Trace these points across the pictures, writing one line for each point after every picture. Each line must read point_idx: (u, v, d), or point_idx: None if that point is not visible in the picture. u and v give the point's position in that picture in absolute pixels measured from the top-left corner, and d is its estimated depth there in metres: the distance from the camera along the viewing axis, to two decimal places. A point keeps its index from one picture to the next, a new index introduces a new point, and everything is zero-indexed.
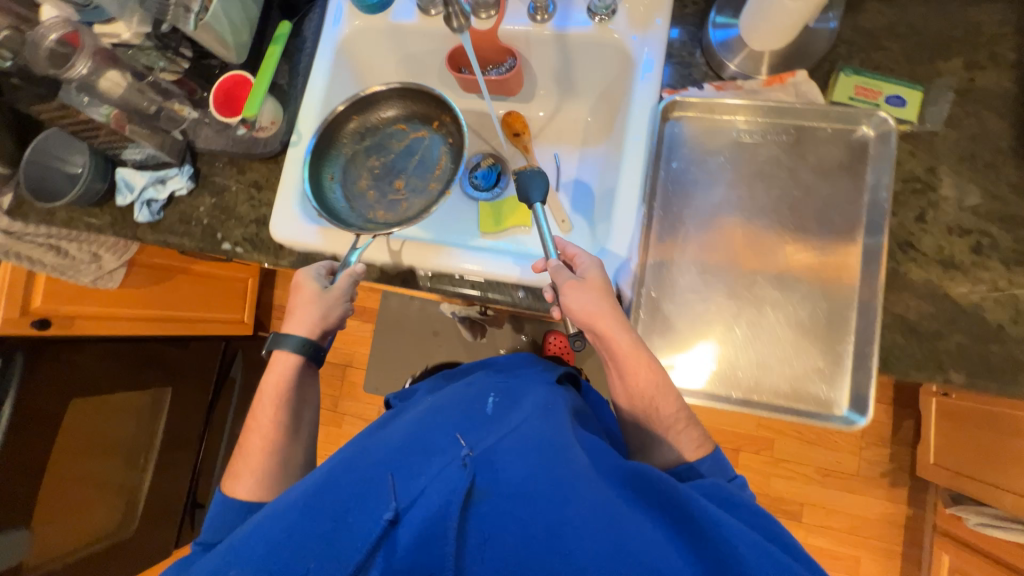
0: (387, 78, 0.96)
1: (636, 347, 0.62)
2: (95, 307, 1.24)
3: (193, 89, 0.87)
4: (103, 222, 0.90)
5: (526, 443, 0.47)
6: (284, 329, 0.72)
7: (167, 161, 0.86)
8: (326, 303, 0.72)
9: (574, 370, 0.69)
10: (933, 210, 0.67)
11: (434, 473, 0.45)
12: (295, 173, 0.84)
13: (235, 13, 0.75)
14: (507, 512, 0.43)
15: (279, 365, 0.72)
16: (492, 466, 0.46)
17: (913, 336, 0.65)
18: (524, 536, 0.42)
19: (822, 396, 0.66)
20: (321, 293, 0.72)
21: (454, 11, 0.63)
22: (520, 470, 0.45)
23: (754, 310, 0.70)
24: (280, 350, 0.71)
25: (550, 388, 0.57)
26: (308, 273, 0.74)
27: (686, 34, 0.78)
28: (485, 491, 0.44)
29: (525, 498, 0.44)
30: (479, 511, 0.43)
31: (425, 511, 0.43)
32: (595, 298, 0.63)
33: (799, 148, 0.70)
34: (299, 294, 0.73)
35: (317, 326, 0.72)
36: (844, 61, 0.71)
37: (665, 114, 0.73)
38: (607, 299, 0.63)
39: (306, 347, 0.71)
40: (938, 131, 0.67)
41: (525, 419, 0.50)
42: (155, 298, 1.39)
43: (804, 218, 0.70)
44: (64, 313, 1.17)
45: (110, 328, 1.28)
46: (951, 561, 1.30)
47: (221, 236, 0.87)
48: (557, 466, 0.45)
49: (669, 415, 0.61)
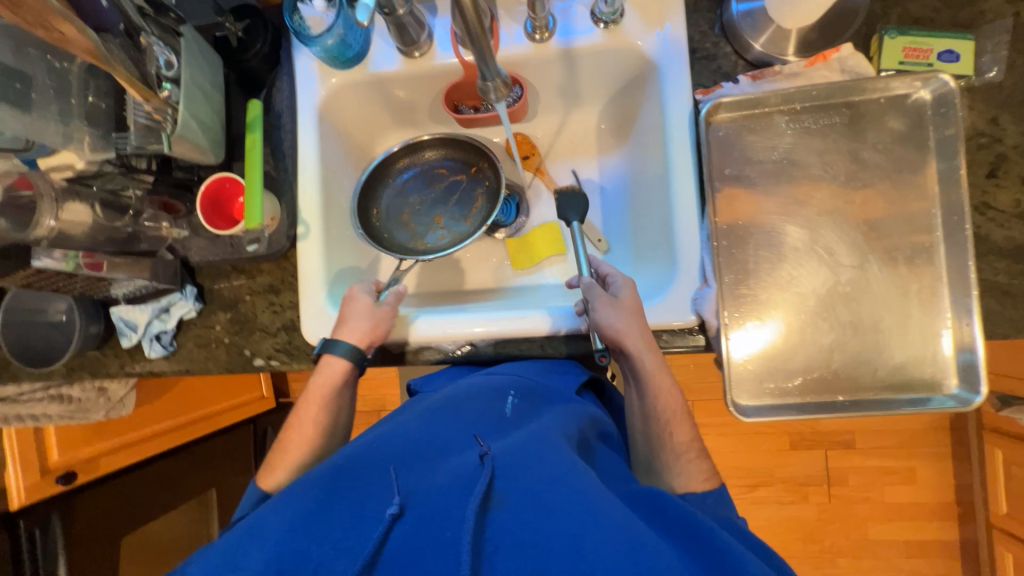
0: (379, 131, 0.88)
1: (660, 370, 0.66)
2: (118, 438, 1.17)
3: (175, 205, 0.74)
4: (111, 366, 0.81)
5: (539, 447, 0.53)
6: (334, 334, 0.71)
7: (165, 289, 0.76)
8: (379, 317, 0.71)
9: (587, 389, 0.73)
10: (1003, 164, 0.64)
11: (456, 471, 0.50)
12: (314, 268, 0.76)
13: (204, 110, 0.65)
14: (523, 517, 0.45)
15: (327, 369, 0.70)
16: (508, 468, 0.50)
17: (1007, 298, 0.63)
18: (537, 542, 0.43)
19: (931, 379, 0.64)
20: (372, 308, 0.72)
21: (494, 85, 0.59)
22: (534, 473, 0.49)
23: (843, 305, 0.66)
24: (331, 355, 0.69)
25: (560, 404, 0.65)
26: (360, 288, 0.73)
27: (705, 25, 0.72)
28: (501, 496, 0.47)
29: (540, 496, 0.46)
30: (495, 515, 0.45)
31: (440, 507, 0.46)
32: (625, 313, 0.66)
33: (854, 127, 0.66)
34: (350, 306, 0.72)
35: (368, 336, 0.70)
36: (881, 22, 0.66)
37: (708, 119, 0.68)
38: (635, 317, 0.67)
39: (358, 355, 0.70)
40: (993, 78, 0.64)
41: (541, 432, 0.55)
42: (175, 408, 1.28)
43: (873, 198, 0.66)
44: (84, 458, 1.10)
45: (139, 452, 1.21)
46: (1004, 455, 1.33)
47: (250, 351, 0.78)
48: (571, 469, 0.49)
49: (682, 442, 0.65)
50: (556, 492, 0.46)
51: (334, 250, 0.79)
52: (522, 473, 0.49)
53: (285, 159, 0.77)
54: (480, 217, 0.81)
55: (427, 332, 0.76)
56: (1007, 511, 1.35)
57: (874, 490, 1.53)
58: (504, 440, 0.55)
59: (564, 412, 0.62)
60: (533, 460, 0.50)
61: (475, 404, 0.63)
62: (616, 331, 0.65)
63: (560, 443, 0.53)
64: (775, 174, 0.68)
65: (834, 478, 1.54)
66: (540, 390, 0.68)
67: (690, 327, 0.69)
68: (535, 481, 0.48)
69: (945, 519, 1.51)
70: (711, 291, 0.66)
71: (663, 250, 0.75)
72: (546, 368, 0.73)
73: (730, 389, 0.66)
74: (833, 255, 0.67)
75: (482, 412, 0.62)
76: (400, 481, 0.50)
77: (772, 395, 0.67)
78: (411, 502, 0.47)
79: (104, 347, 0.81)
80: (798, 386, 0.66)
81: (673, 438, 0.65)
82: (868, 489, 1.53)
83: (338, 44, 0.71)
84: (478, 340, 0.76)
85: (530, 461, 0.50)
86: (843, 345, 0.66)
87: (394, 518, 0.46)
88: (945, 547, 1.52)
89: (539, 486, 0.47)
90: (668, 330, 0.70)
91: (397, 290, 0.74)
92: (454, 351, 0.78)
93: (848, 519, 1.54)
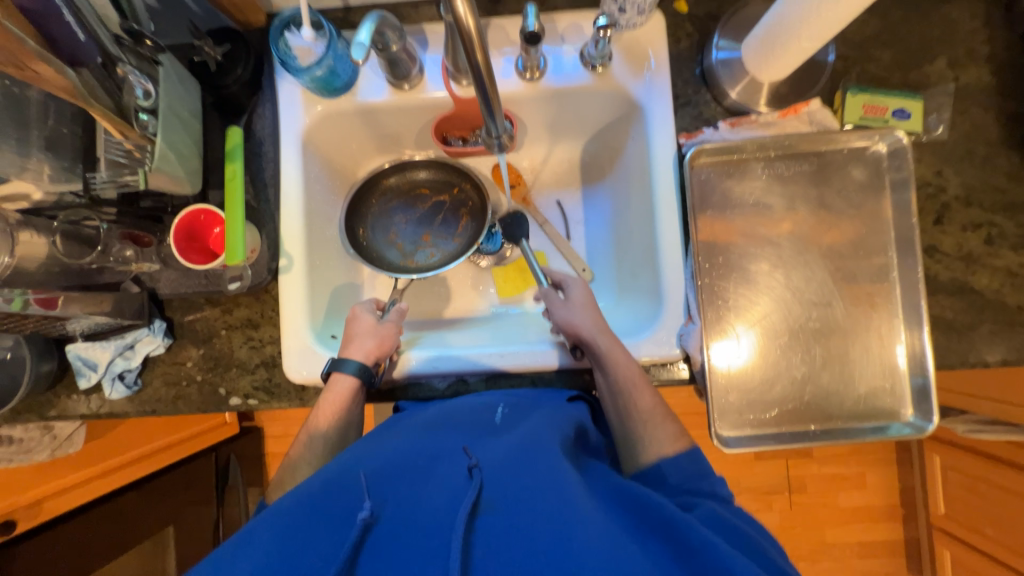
0: (360, 157, 0.86)
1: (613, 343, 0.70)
2: (65, 478, 1.07)
3: (149, 239, 0.70)
4: (65, 406, 0.74)
5: (528, 456, 0.55)
6: (341, 353, 0.71)
7: (131, 324, 0.71)
8: (384, 333, 0.72)
9: (574, 394, 0.74)
10: (947, 212, 0.71)
11: (447, 484, 0.52)
12: (297, 303, 0.73)
13: (182, 139, 0.62)
14: (509, 523, 0.48)
15: (337, 388, 0.69)
16: (496, 478, 0.52)
17: (953, 333, 0.70)
18: (524, 549, 0.46)
19: (891, 407, 0.70)
20: (376, 325, 0.73)
21: (501, 139, 0.58)
22: (522, 482, 0.51)
23: (814, 338, 0.71)
24: (340, 373, 0.69)
25: (549, 410, 0.66)
26: (365, 306, 0.75)
27: (687, 72, 0.75)
28: (489, 502, 0.50)
29: (526, 503, 0.49)
30: (482, 519, 0.48)
31: (430, 518, 0.48)
32: (578, 306, 0.74)
33: (821, 174, 0.72)
34: (355, 324, 0.73)
35: (374, 352, 0.71)
36: (843, 80, 0.72)
37: (691, 162, 0.72)
38: (587, 311, 0.73)
39: (367, 371, 0.69)
40: (937, 135, 0.71)
41: (530, 439, 0.58)
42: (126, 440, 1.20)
43: (838, 240, 0.72)
44: (26, 503, 1.00)
45: (92, 490, 1.11)
46: (942, 461, 1.45)
47: (225, 389, 0.74)
48: (558, 479, 0.52)
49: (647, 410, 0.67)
50: (542, 502, 0.49)
51: (317, 283, 0.76)
52: (510, 482, 0.51)
53: (264, 189, 0.75)
54: (468, 235, 0.84)
55: (421, 368, 0.74)
56: (945, 511, 1.47)
57: (830, 496, 1.62)
58: (493, 450, 0.57)
59: (554, 418, 0.64)
60: (521, 470, 0.53)
61: (467, 416, 0.65)
62: (570, 324, 0.72)
63: (548, 451, 0.56)
64: (751, 216, 0.73)
65: (794, 486, 1.63)
66: (530, 401, 0.69)
67: (676, 361, 0.72)
68: (522, 490, 0.50)
69: (892, 519, 1.63)
70: (695, 328, 0.69)
71: (647, 284, 0.77)
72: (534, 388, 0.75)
73: (714, 420, 0.69)
74: (805, 293, 0.71)
75: (473, 424, 0.64)
76: (391, 492, 0.52)
77: (751, 425, 0.70)
78: (403, 512, 0.50)
79: (57, 386, 0.74)
80: (774, 417, 0.70)
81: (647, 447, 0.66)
82: (825, 495, 1.62)
83: (327, 74, 0.69)
84: (470, 375, 0.76)
85: (515, 469, 0.53)
86: (813, 377, 0.70)
87: (388, 528, 0.48)
88: (892, 546, 1.63)
89: (526, 494, 0.50)
90: (653, 363, 0.73)
91: (400, 308, 0.76)
92: (444, 387, 0.77)
93: (808, 523, 1.63)
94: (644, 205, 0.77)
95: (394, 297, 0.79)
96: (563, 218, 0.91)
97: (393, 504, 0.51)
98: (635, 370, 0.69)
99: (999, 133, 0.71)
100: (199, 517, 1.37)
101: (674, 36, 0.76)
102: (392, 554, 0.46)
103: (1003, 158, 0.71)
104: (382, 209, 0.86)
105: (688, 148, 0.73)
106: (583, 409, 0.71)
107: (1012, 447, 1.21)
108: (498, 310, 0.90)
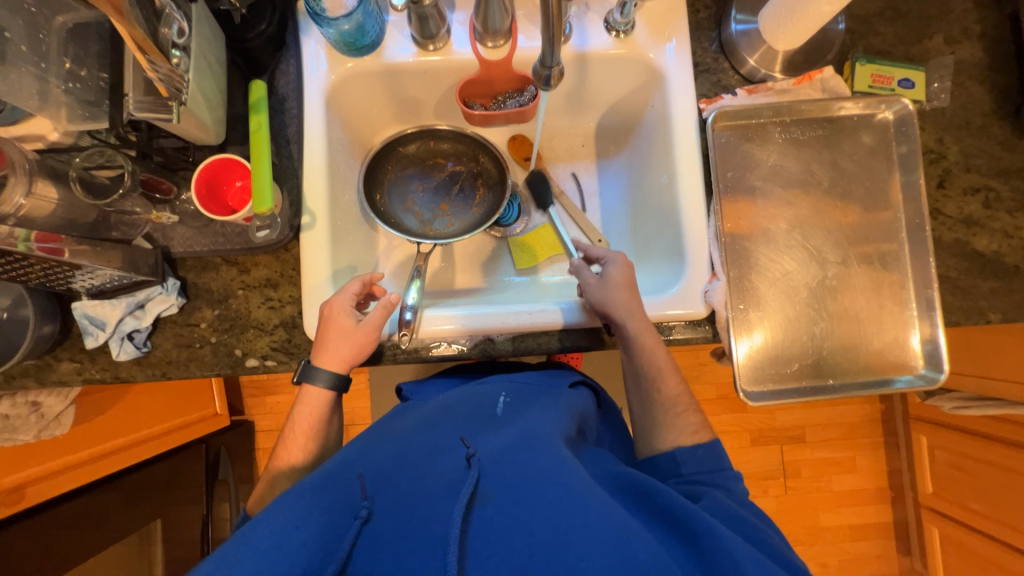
0: (377, 123, 0.86)
1: (644, 326, 0.69)
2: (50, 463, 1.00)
3: (170, 189, 0.67)
4: (65, 371, 0.70)
5: (526, 449, 0.53)
6: (314, 359, 0.67)
7: (145, 280, 0.68)
8: (364, 339, 0.67)
9: (575, 381, 0.76)
10: (949, 176, 0.75)
11: (445, 475, 0.51)
12: (318, 260, 0.71)
13: (208, 84, 0.61)
14: (506, 514, 0.47)
15: (310, 398, 0.68)
16: (496, 471, 0.51)
17: (957, 290, 0.73)
18: (522, 538, 0.45)
19: (902, 360, 0.73)
20: (353, 328, 0.67)
21: (555, 72, 0.60)
22: (521, 473, 0.50)
23: (829, 295, 0.73)
24: (312, 385, 0.67)
25: (551, 401, 0.66)
26: (342, 301, 0.67)
27: (705, 42, 0.78)
28: (489, 494, 0.49)
29: (525, 494, 0.48)
30: (479, 510, 0.47)
31: (428, 510, 0.48)
32: (617, 284, 0.70)
33: (832, 139, 0.76)
34: (330, 328, 0.67)
35: (352, 360, 0.67)
36: (853, 51, 0.76)
37: (712, 126, 0.75)
38: (627, 290, 0.70)
39: (340, 379, 0.67)
40: (936, 106, 0.76)
41: (524, 431, 0.57)
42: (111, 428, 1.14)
43: (851, 200, 0.75)
44: (28, 479, 0.97)
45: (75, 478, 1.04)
46: (929, 440, 1.50)
47: (241, 351, 0.71)
48: (557, 466, 0.50)
49: (670, 376, 0.70)
50: (542, 492, 0.48)
51: (339, 242, 0.75)
52: (508, 474, 0.50)
53: (288, 144, 0.74)
54: (487, 206, 0.87)
55: (448, 329, 0.73)
56: (932, 490, 1.51)
57: (823, 480, 1.66)
58: (492, 441, 0.56)
59: (554, 411, 0.63)
60: (522, 462, 0.51)
61: (468, 408, 0.64)
62: (608, 303, 0.69)
63: (547, 442, 0.54)
64: (770, 179, 0.75)
65: (788, 471, 1.65)
66: (531, 391, 0.70)
67: (699, 317, 0.73)
68: (521, 481, 0.50)
69: (882, 502, 1.67)
70: (720, 283, 0.71)
71: (666, 247, 0.79)
72: (551, 377, 0.76)
73: (737, 375, 0.71)
74: (819, 251, 0.74)
75: (474, 415, 0.63)
76: (391, 487, 0.51)
77: (772, 380, 0.72)
78: (400, 503, 0.49)
79: (57, 349, 0.70)
80: (795, 371, 0.72)
81: (662, 392, 0.70)
82: (818, 480, 1.65)
83: (354, 30, 0.69)
84: (496, 334, 0.74)
85: (514, 459, 0.52)
86: (830, 334, 0.73)
87: (384, 520, 0.48)
88: (882, 528, 1.67)
89: (525, 484, 0.49)
90: (679, 320, 0.73)
91: (384, 302, 0.68)
92: (469, 347, 0.75)
93: (803, 507, 1.65)
94: (664, 173, 0.79)
95: (419, 262, 0.77)
96: (579, 190, 0.92)
97: (392, 497, 0.50)
98: (659, 345, 0.70)
99: (992, 104, 0.76)
100: (187, 512, 1.29)
101: (692, 8, 0.79)
102: (390, 543, 0.46)
103: (997, 128, 0.75)
104: (398, 176, 0.87)
105: (708, 113, 0.76)
106: (585, 399, 0.72)
107: (995, 422, 1.27)
108: (513, 280, 0.90)
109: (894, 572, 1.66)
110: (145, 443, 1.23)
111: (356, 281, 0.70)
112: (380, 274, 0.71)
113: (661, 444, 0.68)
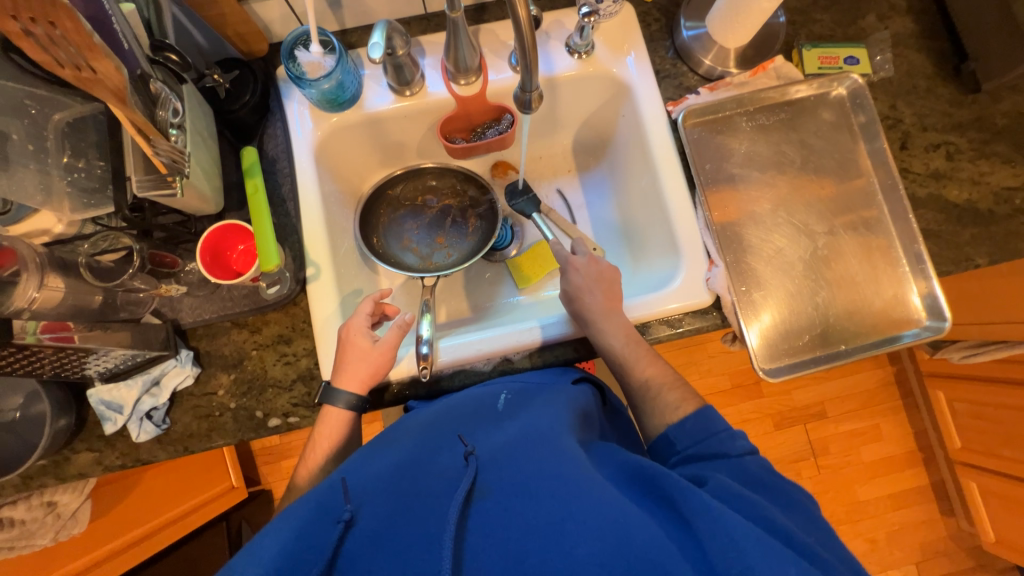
0: (363, 171, 0.89)
1: (613, 314, 0.70)
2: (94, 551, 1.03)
3: (174, 261, 0.69)
4: (84, 462, 0.69)
5: (526, 443, 0.53)
6: (333, 380, 0.67)
7: (159, 356, 0.68)
8: (379, 361, 0.66)
9: (577, 376, 0.71)
10: (909, 137, 0.80)
11: (444, 475, 0.51)
12: (327, 308, 0.72)
13: (203, 156, 0.64)
14: (507, 507, 0.46)
15: (330, 418, 0.67)
16: (494, 466, 0.51)
17: (940, 241, 0.77)
18: (518, 530, 0.44)
19: (906, 316, 0.75)
20: (371, 349, 0.67)
21: (532, 97, 0.64)
22: (519, 466, 0.50)
23: (823, 264, 0.76)
24: (333, 406, 0.66)
25: (551, 397, 0.63)
26: (358, 323, 0.68)
27: (661, 51, 0.84)
28: (486, 489, 0.48)
29: (522, 486, 0.48)
30: (477, 505, 0.47)
31: (426, 509, 0.47)
32: (590, 276, 0.73)
33: (796, 121, 0.81)
34: (347, 350, 0.67)
35: (369, 380, 0.67)
36: (797, 40, 0.83)
37: (683, 125, 0.79)
38: (598, 285, 0.72)
39: (360, 401, 0.67)
40: (883, 77, 0.82)
41: (520, 424, 0.57)
42: (146, 512, 1.11)
43: (825, 173, 0.79)
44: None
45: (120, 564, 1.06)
46: (947, 394, 1.51)
47: (262, 412, 0.71)
48: (557, 459, 0.50)
49: None
50: (539, 485, 0.47)
51: (345, 286, 0.76)
52: (508, 468, 0.50)
53: (284, 202, 0.76)
54: (481, 233, 0.89)
55: (461, 352, 0.74)
56: (961, 444, 1.51)
57: (853, 453, 1.64)
58: (492, 438, 0.55)
59: (555, 404, 0.61)
60: (521, 457, 0.51)
61: (465, 407, 0.63)
62: (579, 290, 0.72)
63: (547, 434, 0.53)
64: (746, 164, 0.80)
65: (817, 450, 1.64)
66: (532, 386, 0.67)
67: (706, 305, 0.74)
68: (521, 474, 0.49)
69: (915, 466, 1.65)
70: (720, 270, 0.73)
71: (660, 244, 0.81)
72: (558, 370, 0.73)
73: (752, 355, 0.72)
74: (805, 225, 0.78)
75: (472, 414, 0.62)
76: (387, 490, 0.50)
77: (787, 354, 0.73)
78: (398, 503, 0.48)
79: (73, 442, 0.69)
80: (807, 343, 0.74)
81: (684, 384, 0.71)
82: (848, 453, 1.64)
83: (334, 87, 0.72)
84: (512, 353, 0.75)
85: (513, 452, 0.51)
86: (832, 301, 0.75)
87: (376, 520, 0.47)
88: (923, 493, 1.64)
89: (524, 475, 0.49)
90: (686, 312, 0.75)
91: (399, 324, 0.69)
92: (486, 366, 0.75)
93: (838, 484, 1.63)
94: (646, 174, 0.82)
95: (426, 296, 0.78)
96: (566, 205, 0.95)
97: (386, 500, 0.49)
98: (630, 335, 0.70)
99: (933, 68, 0.82)
100: None
101: (645, 22, 0.85)
102: (385, 545, 0.45)
103: (942, 88, 0.81)
104: (392, 218, 0.89)
105: (677, 113, 0.80)
106: (587, 394, 0.68)
107: (1002, 365, 1.30)
108: (519, 300, 0.91)
109: (944, 537, 1.62)
110: (176, 523, 1.17)
111: (368, 300, 0.71)
112: (391, 291, 0.72)
113: (658, 424, 0.66)
